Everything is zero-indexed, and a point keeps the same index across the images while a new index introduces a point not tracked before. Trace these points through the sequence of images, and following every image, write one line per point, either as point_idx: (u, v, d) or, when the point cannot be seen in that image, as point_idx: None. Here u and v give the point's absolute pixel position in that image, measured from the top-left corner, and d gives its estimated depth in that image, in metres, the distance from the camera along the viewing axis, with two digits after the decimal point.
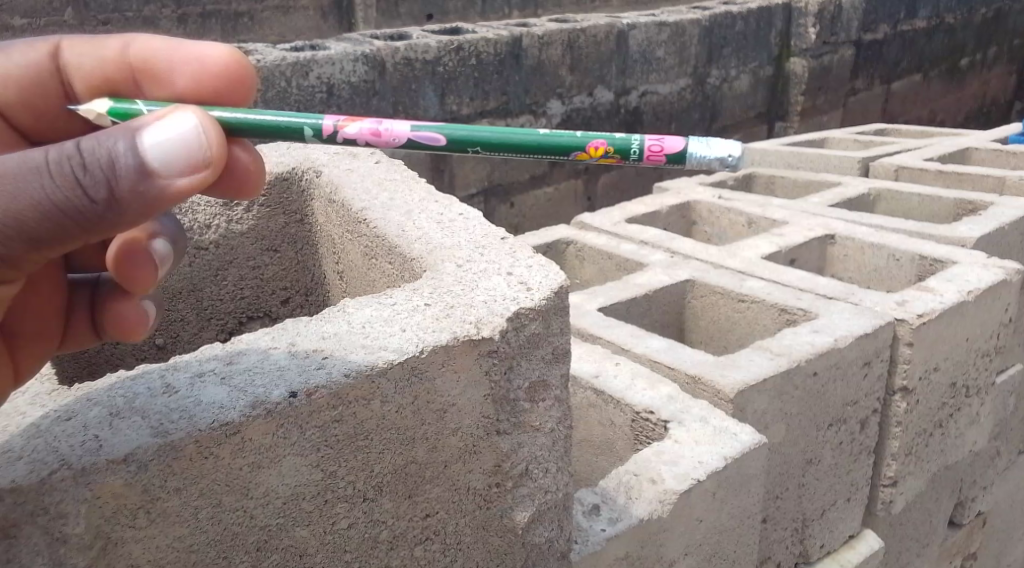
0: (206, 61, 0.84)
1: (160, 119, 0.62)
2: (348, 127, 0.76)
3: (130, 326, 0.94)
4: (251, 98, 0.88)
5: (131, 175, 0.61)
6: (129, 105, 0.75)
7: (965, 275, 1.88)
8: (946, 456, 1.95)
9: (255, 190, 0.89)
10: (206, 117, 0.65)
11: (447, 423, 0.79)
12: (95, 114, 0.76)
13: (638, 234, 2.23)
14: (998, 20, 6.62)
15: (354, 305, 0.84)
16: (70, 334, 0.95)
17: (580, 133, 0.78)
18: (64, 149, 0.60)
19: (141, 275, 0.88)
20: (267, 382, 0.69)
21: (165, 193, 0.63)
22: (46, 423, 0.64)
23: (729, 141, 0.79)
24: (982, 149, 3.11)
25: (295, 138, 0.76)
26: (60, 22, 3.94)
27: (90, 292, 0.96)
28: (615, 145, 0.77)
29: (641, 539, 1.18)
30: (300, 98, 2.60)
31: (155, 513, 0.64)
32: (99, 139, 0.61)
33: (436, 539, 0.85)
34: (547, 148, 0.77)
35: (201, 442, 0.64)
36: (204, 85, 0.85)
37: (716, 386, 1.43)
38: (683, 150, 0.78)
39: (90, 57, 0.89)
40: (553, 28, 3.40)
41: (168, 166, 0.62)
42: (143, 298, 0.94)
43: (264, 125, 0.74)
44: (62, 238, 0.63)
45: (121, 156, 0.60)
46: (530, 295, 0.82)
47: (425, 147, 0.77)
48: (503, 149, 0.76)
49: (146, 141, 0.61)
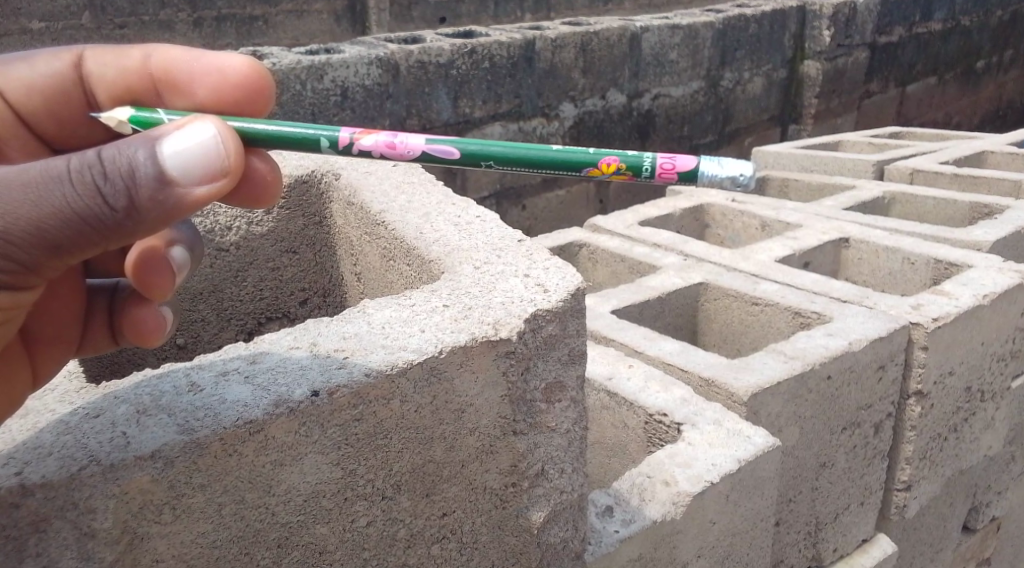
0: (226, 71, 0.86)
1: (180, 127, 0.63)
2: (363, 139, 0.77)
3: (148, 332, 0.95)
4: (271, 106, 0.89)
5: (150, 183, 0.62)
6: (149, 113, 0.76)
7: (980, 279, 1.87)
8: (961, 460, 1.94)
9: (272, 197, 0.91)
10: (224, 126, 0.66)
11: (464, 422, 0.80)
12: (116, 122, 0.77)
13: (651, 237, 2.24)
14: (1014, 22, 6.57)
15: (374, 306, 0.85)
16: (88, 339, 0.95)
17: (592, 150, 0.78)
18: (85, 158, 0.61)
19: (157, 282, 0.89)
20: (289, 382, 0.70)
21: (184, 202, 0.64)
22: (76, 420, 0.66)
23: (741, 161, 0.77)
24: (997, 152, 3.10)
25: (312, 149, 0.77)
26: (78, 26, 3.99)
27: (109, 297, 0.97)
28: (626, 162, 0.77)
29: (654, 541, 1.19)
30: (315, 102, 2.63)
31: (181, 509, 0.66)
32: (119, 147, 0.62)
33: (453, 537, 0.86)
34: (560, 164, 0.77)
35: (226, 440, 0.66)
36: (223, 95, 0.86)
37: (730, 389, 1.44)
38: (695, 168, 0.77)
39: (113, 67, 0.90)
40: (565, 31, 3.40)
41: (186, 175, 0.63)
42: (161, 304, 0.94)
43: (281, 135, 0.75)
44: (82, 246, 0.64)
45: (140, 166, 0.62)
46: (547, 297, 0.83)
47: (439, 161, 0.77)
48: (515, 164, 0.77)
49: (164, 150, 0.62)
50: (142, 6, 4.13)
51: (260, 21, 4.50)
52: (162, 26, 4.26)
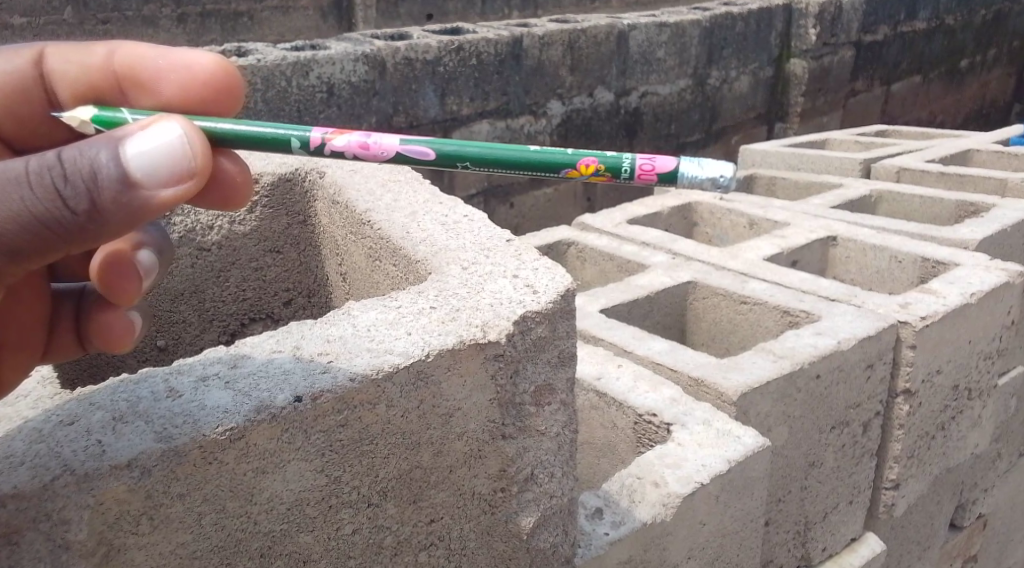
0: (193, 68, 0.83)
1: (144, 128, 0.61)
2: (335, 140, 0.74)
3: (116, 338, 0.92)
4: (240, 107, 0.87)
5: (113, 186, 0.60)
6: (113, 112, 0.73)
7: (967, 277, 1.87)
8: (947, 458, 1.95)
9: (243, 200, 0.89)
10: (191, 126, 0.64)
11: (452, 427, 0.79)
12: (78, 122, 0.74)
13: (639, 236, 2.23)
14: (998, 21, 6.61)
15: (359, 308, 0.83)
16: (54, 345, 0.93)
17: (570, 150, 0.76)
18: (45, 159, 0.59)
19: (125, 288, 0.86)
20: (271, 387, 0.68)
21: (150, 204, 0.62)
22: (49, 428, 0.64)
23: (722, 162, 0.76)
24: (983, 150, 3.11)
25: (282, 150, 0.74)
26: (60, 21, 3.92)
27: (75, 302, 0.94)
28: (605, 163, 0.75)
29: (642, 544, 1.17)
30: (300, 98, 2.59)
31: (159, 519, 0.64)
32: (81, 148, 0.60)
33: (441, 544, 0.84)
34: (537, 165, 0.75)
35: (205, 446, 0.64)
36: (190, 93, 0.83)
37: (719, 389, 1.43)
38: (675, 169, 0.75)
39: (75, 64, 0.88)
40: (553, 28, 3.39)
41: (152, 177, 0.61)
42: (129, 309, 0.92)
43: (251, 136, 0.73)
44: (43, 250, 0.62)
45: (103, 167, 0.59)
46: (536, 298, 0.81)
47: (413, 162, 0.75)
48: (491, 165, 0.75)
49: (128, 151, 0.60)
50: (125, 1, 4.07)
51: (245, 18, 4.45)
52: (145, 22, 4.19)
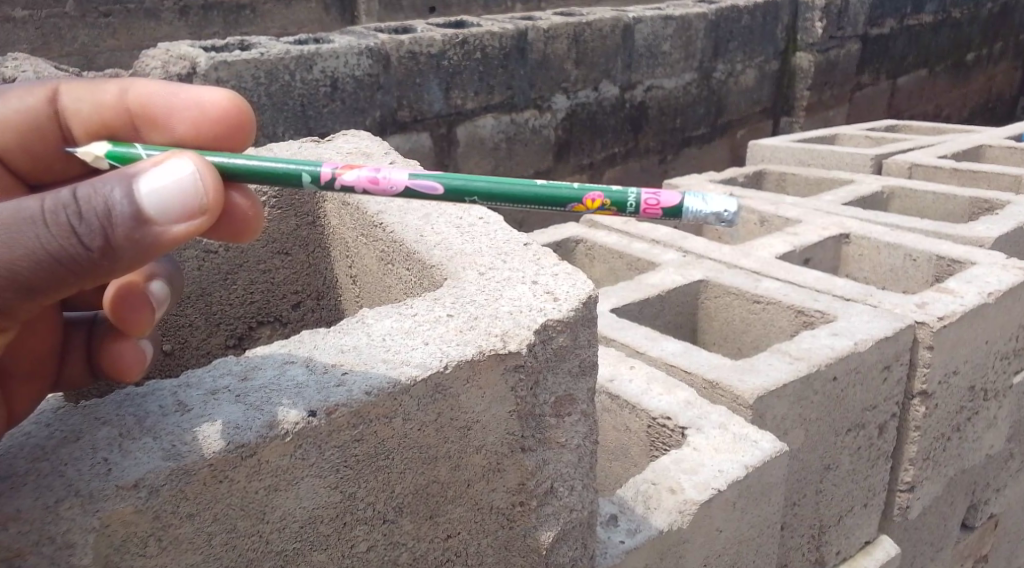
0: (204, 106, 0.80)
1: (157, 164, 0.58)
2: (345, 174, 0.69)
3: (126, 368, 0.87)
4: (252, 142, 0.84)
5: (127, 223, 0.57)
6: (126, 149, 0.69)
7: (984, 277, 1.84)
8: (962, 460, 1.92)
9: (254, 234, 0.84)
10: (203, 160, 0.61)
11: (471, 440, 0.76)
12: (92, 157, 0.70)
13: (650, 234, 2.19)
14: (1005, 13, 6.54)
15: (373, 316, 0.80)
16: (65, 374, 0.89)
17: (575, 184, 0.70)
18: (59, 197, 0.56)
19: (136, 319, 0.82)
20: (283, 400, 0.65)
21: (162, 239, 0.59)
22: (53, 445, 0.61)
23: (726, 196, 0.71)
24: (996, 146, 3.07)
25: (292, 185, 0.69)
26: (61, 14, 3.88)
27: (87, 332, 0.89)
28: (611, 198, 0.69)
29: (658, 551, 1.14)
30: (304, 93, 2.55)
31: (167, 540, 0.61)
32: (95, 185, 0.57)
33: (458, 560, 0.81)
34: (545, 201, 0.70)
35: (215, 465, 0.61)
36: (202, 130, 0.81)
37: (735, 392, 1.39)
38: (680, 205, 0.70)
39: (89, 100, 0.84)
40: (558, 21, 3.33)
41: (165, 213, 0.57)
42: (141, 338, 0.87)
43: (260, 171, 0.68)
44: (56, 287, 0.59)
45: (117, 205, 0.56)
46: (557, 307, 0.78)
47: (423, 198, 0.70)
48: (501, 201, 0.69)
49: (142, 189, 0.57)
50: None
51: (247, 10, 4.38)
52: (147, 15, 4.14)
